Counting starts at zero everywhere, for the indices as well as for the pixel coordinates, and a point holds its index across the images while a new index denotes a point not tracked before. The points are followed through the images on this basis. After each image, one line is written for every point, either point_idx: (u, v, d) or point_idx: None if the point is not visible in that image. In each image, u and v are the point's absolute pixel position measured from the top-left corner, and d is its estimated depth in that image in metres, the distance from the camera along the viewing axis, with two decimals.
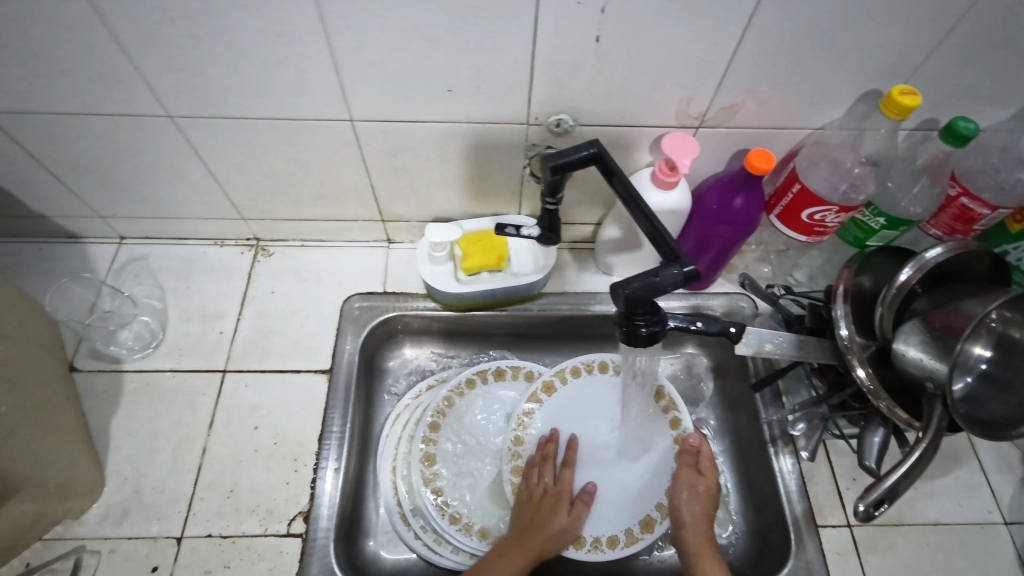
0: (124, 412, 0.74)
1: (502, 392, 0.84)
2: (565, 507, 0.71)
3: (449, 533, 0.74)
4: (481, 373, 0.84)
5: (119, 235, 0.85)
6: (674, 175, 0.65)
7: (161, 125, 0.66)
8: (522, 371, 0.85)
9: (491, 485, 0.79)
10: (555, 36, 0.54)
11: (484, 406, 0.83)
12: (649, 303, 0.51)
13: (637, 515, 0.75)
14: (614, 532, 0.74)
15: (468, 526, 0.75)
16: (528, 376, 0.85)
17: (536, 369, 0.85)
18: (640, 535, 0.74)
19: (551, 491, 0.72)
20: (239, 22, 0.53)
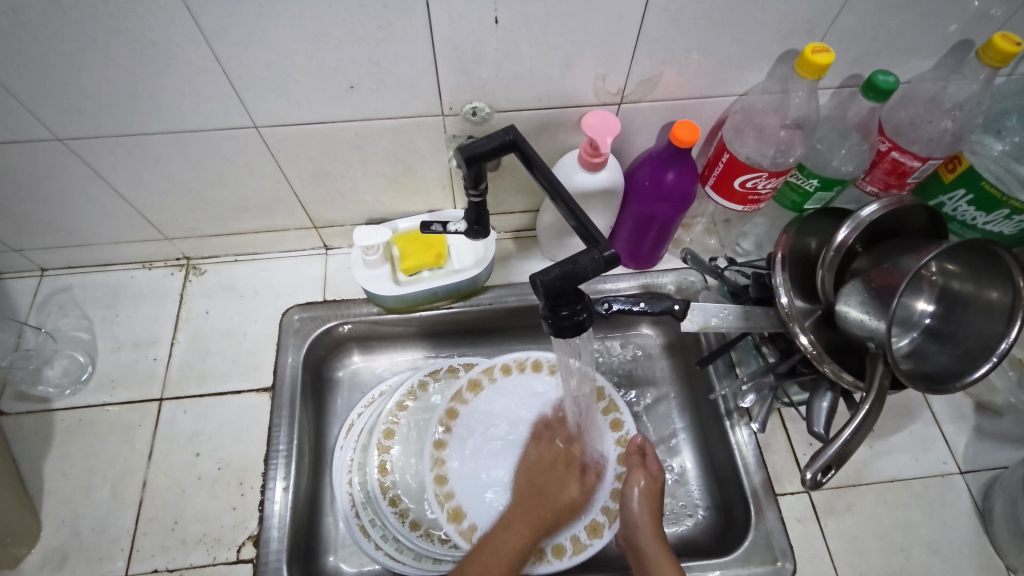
0: (57, 452, 0.71)
1: None
2: (573, 475, 0.73)
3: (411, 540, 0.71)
4: (433, 374, 0.82)
5: (39, 267, 0.81)
6: (598, 156, 0.64)
7: (54, 148, 0.62)
8: (475, 366, 0.83)
9: None
10: (450, 19, 0.52)
11: (439, 407, 0.80)
12: (570, 292, 0.49)
13: (583, 520, 0.71)
14: (558, 540, 0.69)
15: (429, 532, 0.72)
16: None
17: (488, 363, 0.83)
18: (588, 541, 0.69)
19: (559, 458, 0.74)
20: (110, 33, 0.50)
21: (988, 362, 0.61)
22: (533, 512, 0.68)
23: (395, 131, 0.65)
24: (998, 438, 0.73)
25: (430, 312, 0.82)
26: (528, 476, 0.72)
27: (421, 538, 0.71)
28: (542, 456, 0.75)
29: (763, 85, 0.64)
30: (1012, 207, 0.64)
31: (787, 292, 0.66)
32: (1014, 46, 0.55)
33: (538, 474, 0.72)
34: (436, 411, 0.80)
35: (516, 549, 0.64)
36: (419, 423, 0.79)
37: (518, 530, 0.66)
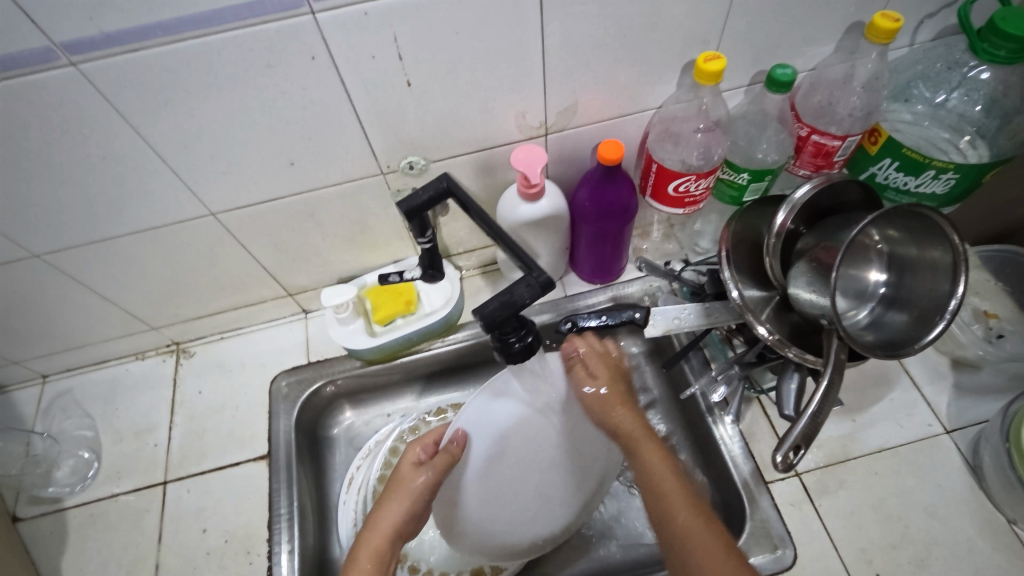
0: (73, 547, 0.73)
1: None
2: (434, 489, 0.60)
3: None
4: (423, 417, 0.84)
5: (40, 374, 0.86)
6: (534, 186, 0.68)
7: (32, 264, 0.67)
8: (462, 406, 0.85)
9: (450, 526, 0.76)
10: (366, 90, 0.57)
11: None
12: (513, 319, 0.52)
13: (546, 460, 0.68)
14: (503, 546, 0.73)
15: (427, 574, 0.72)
16: None
17: None
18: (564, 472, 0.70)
19: (428, 472, 0.60)
20: (63, 155, 0.55)
21: (942, 321, 0.62)
22: (390, 505, 0.59)
23: (342, 195, 0.69)
24: (979, 392, 0.74)
25: (411, 357, 0.85)
26: (424, 468, 0.60)
27: None
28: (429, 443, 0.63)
29: (676, 95, 0.68)
30: (936, 167, 0.66)
31: (737, 285, 0.68)
32: (894, 22, 0.59)
33: (418, 470, 0.61)
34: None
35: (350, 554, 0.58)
36: None
37: (389, 506, 0.59)
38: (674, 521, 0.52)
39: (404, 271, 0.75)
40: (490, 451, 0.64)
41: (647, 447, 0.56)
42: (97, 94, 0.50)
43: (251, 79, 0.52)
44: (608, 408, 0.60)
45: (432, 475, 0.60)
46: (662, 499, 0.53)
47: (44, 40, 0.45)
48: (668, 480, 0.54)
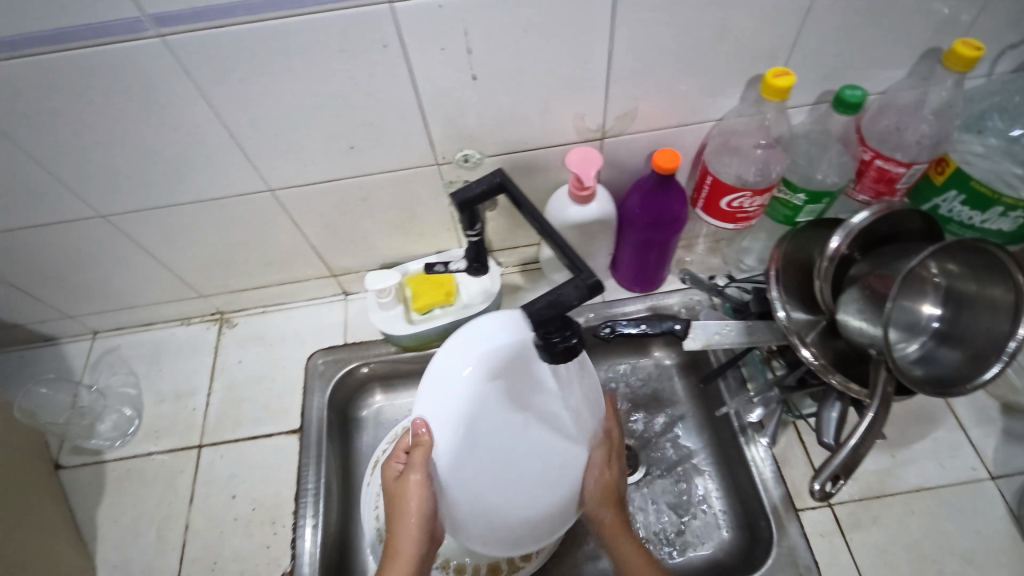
0: (109, 499, 0.76)
1: None
2: (428, 479, 0.58)
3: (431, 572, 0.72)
4: None
5: (92, 330, 0.90)
6: (586, 189, 0.68)
7: (97, 223, 0.70)
8: None
9: None
10: (431, 80, 0.58)
11: None
12: (558, 318, 0.52)
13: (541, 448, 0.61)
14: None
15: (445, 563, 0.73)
16: None
17: None
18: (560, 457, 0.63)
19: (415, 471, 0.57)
20: (138, 120, 0.57)
21: (998, 362, 0.59)
22: (398, 520, 0.58)
23: (396, 182, 0.70)
24: None
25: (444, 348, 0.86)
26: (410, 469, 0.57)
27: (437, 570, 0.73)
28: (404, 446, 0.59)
29: (738, 108, 0.67)
30: (1005, 204, 0.64)
31: (783, 305, 0.67)
32: (975, 50, 0.57)
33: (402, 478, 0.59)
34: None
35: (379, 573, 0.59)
36: None
37: (397, 520, 0.58)
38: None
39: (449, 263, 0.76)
40: (458, 438, 0.56)
41: (623, 544, 0.64)
42: (176, 65, 0.52)
43: (322, 62, 0.54)
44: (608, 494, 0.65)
45: (425, 469, 0.57)
46: None
47: (134, 10, 0.47)
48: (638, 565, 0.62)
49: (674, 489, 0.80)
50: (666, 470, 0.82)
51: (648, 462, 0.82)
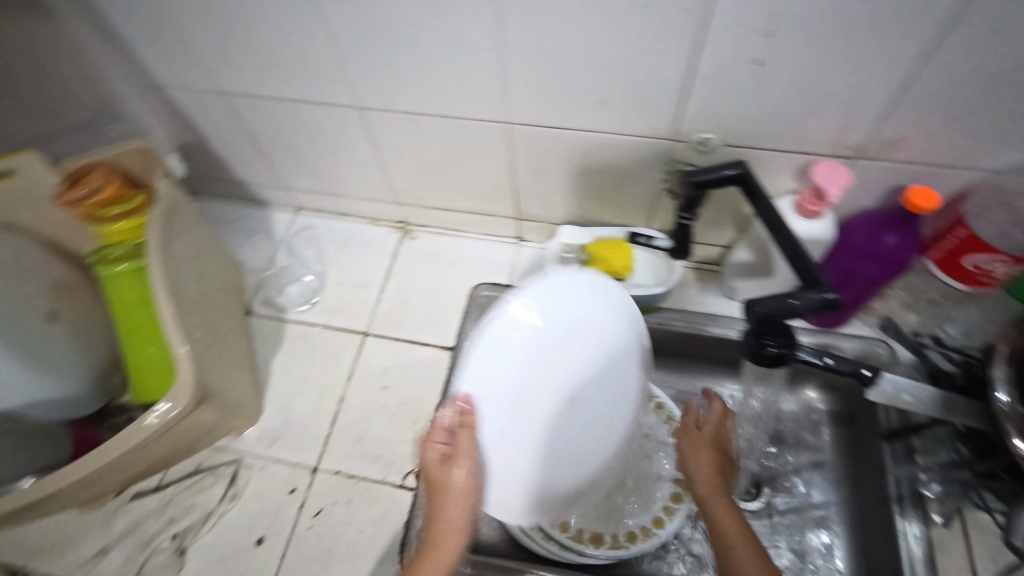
0: (283, 353, 0.86)
1: None
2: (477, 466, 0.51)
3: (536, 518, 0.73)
4: None
5: (295, 206, 1.00)
6: (819, 205, 0.64)
7: (349, 113, 0.76)
8: None
9: None
10: (716, 55, 0.57)
11: None
12: (780, 325, 0.51)
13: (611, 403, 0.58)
14: (632, 527, 0.73)
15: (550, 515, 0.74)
16: None
17: None
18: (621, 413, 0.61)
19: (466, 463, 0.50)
20: (431, 30, 0.61)
21: None
22: (449, 509, 0.52)
23: (623, 146, 0.71)
24: None
25: None
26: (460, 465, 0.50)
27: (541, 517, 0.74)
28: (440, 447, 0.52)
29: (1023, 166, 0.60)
30: None
31: (1006, 388, 0.60)
32: None
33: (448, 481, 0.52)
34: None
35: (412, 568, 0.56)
36: None
37: (448, 511, 0.52)
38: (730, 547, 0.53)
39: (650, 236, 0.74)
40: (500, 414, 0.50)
41: (712, 506, 0.57)
42: None
43: (622, 14, 0.54)
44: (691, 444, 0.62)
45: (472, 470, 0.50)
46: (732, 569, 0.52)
47: None
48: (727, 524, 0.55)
49: (793, 530, 0.79)
50: (790, 509, 0.80)
51: (769, 496, 0.81)
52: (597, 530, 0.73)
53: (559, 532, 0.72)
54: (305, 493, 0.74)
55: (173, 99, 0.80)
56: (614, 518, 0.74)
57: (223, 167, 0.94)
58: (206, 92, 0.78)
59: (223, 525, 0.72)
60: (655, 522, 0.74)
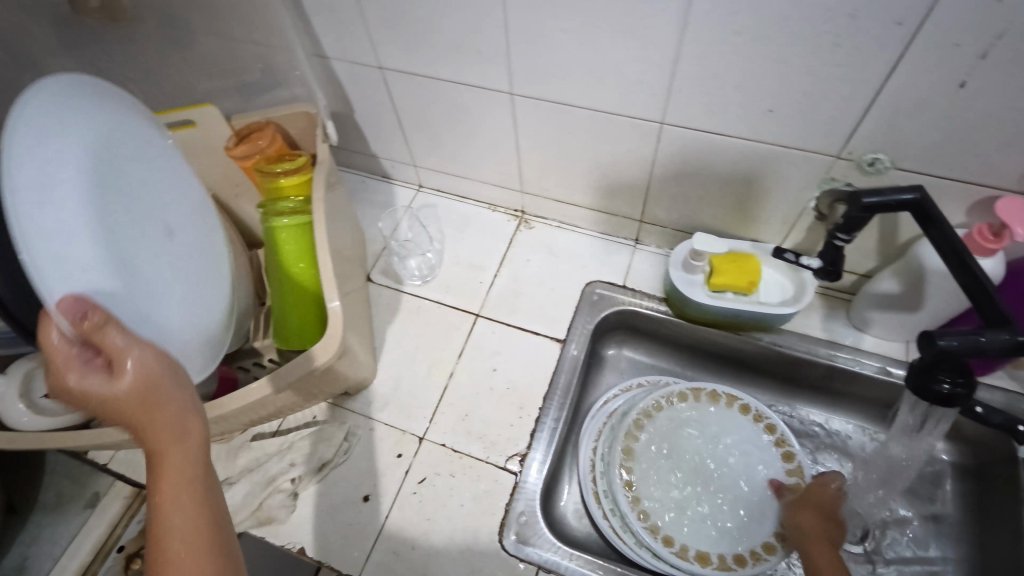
0: (398, 323, 0.89)
1: (717, 417, 0.81)
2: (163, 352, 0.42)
3: (636, 526, 0.73)
4: (696, 390, 0.83)
5: (419, 183, 1.03)
6: (996, 243, 0.60)
7: (500, 98, 0.78)
8: (738, 401, 0.82)
9: (697, 500, 0.76)
10: (912, 73, 0.54)
11: (696, 420, 0.82)
12: (959, 362, 0.48)
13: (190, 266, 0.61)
14: (740, 549, 0.72)
15: (652, 526, 0.74)
16: (744, 410, 0.81)
17: (754, 405, 0.81)
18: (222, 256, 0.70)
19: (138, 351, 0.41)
20: (610, 24, 0.61)
21: None
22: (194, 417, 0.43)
23: (779, 158, 0.69)
24: None
25: (715, 331, 0.85)
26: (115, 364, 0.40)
27: (643, 526, 0.73)
28: (65, 353, 0.40)
29: None
30: None
31: None
32: None
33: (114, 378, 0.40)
34: (675, 425, 0.81)
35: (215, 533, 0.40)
36: (668, 426, 0.81)
37: (155, 403, 0.40)
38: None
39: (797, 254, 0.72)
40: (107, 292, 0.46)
41: (812, 551, 0.62)
42: None
43: (821, 21, 0.53)
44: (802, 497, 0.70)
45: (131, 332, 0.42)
46: None
47: None
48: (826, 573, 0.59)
49: None
50: (901, 560, 0.76)
51: (876, 540, 0.77)
52: (701, 547, 0.72)
53: (661, 544, 0.72)
54: (410, 459, 0.76)
55: (332, 69, 0.84)
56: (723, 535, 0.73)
57: (362, 139, 0.98)
58: (366, 65, 0.81)
59: (333, 477, 0.76)
60: (764, 547, 0.72)
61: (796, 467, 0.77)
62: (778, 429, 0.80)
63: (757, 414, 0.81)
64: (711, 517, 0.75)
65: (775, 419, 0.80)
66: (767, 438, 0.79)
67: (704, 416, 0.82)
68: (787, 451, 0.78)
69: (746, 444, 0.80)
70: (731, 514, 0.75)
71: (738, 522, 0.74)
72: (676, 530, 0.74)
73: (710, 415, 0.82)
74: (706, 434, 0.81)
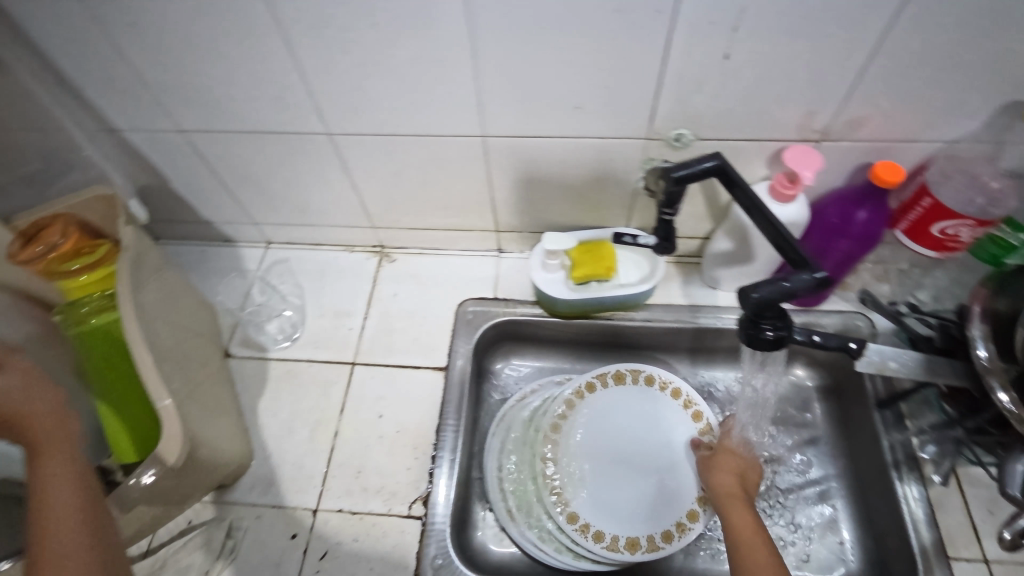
0: (269, 394, 0.83)
1: (626, 395, 0.82)
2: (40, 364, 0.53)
3: (568, 533, 0.72)
4: (600, 377, 0.82)
5: (265, 240, 0.97)
6: (793, 188, 0.67)
7: (320, 140, 0.74)
8: (642, 374, 0.83)
9: (622, 491, 0.76)
10: (685, 53, 0.58)
11: (605, 408, 0.81)
12: (778, 307, 0.52)
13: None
14: (666, 526, 0.74)
15: (585, 527, 0.73)
16: (649, 380, 0.83)
17: (657, 372, 0.83)
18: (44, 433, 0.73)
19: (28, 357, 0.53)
20: (403, 50, 0.60)
21: None
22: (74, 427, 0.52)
23: (599, 149, 0.71)
24: None
25: (589, 322, 0.87)
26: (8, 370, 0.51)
27: (577, 531, 0.72)
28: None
29: (975, 134, 0.64)
30: None
31: (984, 345, 0.63)
32: None
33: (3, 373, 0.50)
34: (592, 420, 0.80)
35: (89, 499, 0.50)
36: (582, 423, 0.80)
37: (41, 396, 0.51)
38: (739, 537, 0.60)
39: (636, 236, 0.77)
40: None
41: (732, 504, 0.65)
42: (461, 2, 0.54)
43: (594, 18, 0.55)
44: (714, 452, 0.74)
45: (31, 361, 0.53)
46: (742, 555, 0.58)
47: None
48: (744, 524, 0.62)
49: (799, 509, 0.78)
50: (792, 488, 0.80)
51: (772, 475, 0.81)
52: (632, 534, 0.73)
53: (597, 543, 0.72)
54: (307, 537, 0.71)
55: (129, 141, 0.77)
56: (650, 517, 0.75)
57: (187, 208, 0.90)
58: (165, 131, 0.75)
59: None
60: (689, 516, 0.74)
61: (706, 426, 0.80)
62: (683, 391, 0.82)
63: (652, 376, 0.83)
64: (638, 503, 0.76)
65: (679, 382, 0.83)
66: (673, 403, 0.82)
67: (611, 402, 0.82)
68: (694, 411, 0.81)
69: (656, 413, 0.82)
70: (653, 492, 0.77)
71: (660, 498, 0.76)
72: (607, 525, 0.74)
73: (620, 397, 0.82)
74: (620, 416, 0.81)
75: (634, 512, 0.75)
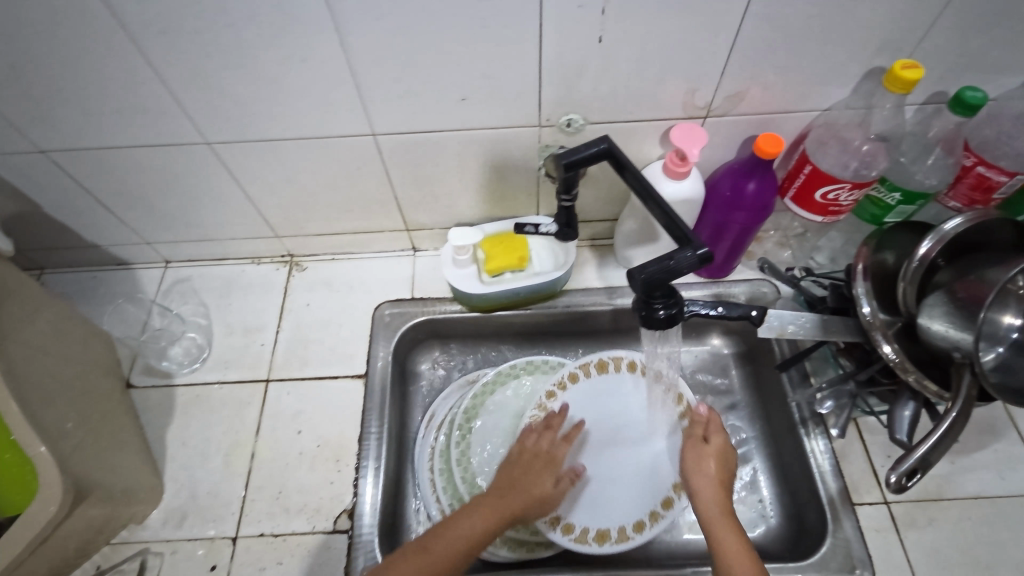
0: (178, 422, 0.79)
1: (605, 385, 0.81)
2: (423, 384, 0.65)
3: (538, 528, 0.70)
4: (584, 366, 0.81)
5: (164, 260, 0.91)
6: (685, 166, 0.68)
7: (200, 151, 0.70)
8: (624, 361, 0.81)
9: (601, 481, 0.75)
10: (559, 38, 0.57)
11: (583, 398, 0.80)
12: (666, 286, 0.53)
13: None
14: (638, 516, 0.72)
15: (554, 521, 0.70)
16: (631, 367, 0.81)
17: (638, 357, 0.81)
18: None
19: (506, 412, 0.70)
20: (269, 51, 0.57)
21: None
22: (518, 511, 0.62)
23: (494, 140, 0.71)
24: None
25: (509, 313, 0.86)
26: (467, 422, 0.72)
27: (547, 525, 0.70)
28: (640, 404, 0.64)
29: (847, 101, 0.67)
30: None
31: (869, 301, 0.64)
32: None
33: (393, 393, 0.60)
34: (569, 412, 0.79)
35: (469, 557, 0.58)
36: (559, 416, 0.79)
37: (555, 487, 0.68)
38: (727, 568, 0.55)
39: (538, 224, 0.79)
40: None
41: (716, 523, 0.59)
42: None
43: (461, 7, 0.53)
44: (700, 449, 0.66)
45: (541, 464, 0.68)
46: None
47: None
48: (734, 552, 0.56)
49: None
50: None
51: None
52: (605, 526, 0.71)
53: (566, 535, 0.69)
54: (227, 566, 0.69)
55: None
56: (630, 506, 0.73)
57: (69, 233, 0.84)
58: (24, 153, 0.69)
59: None
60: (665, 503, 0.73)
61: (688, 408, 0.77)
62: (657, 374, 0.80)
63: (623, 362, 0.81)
64: (618, 492, 0.74)
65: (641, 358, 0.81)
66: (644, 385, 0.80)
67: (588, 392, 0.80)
68: (678, 394, 0.78)
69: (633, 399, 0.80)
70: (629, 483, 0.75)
71: (637, 490, 0.74)
72: (582, 517, 0.71)
73: (597, 383, 0.80)
74: (600, 404, 0.80)
75: (613, 502, 0.73)
